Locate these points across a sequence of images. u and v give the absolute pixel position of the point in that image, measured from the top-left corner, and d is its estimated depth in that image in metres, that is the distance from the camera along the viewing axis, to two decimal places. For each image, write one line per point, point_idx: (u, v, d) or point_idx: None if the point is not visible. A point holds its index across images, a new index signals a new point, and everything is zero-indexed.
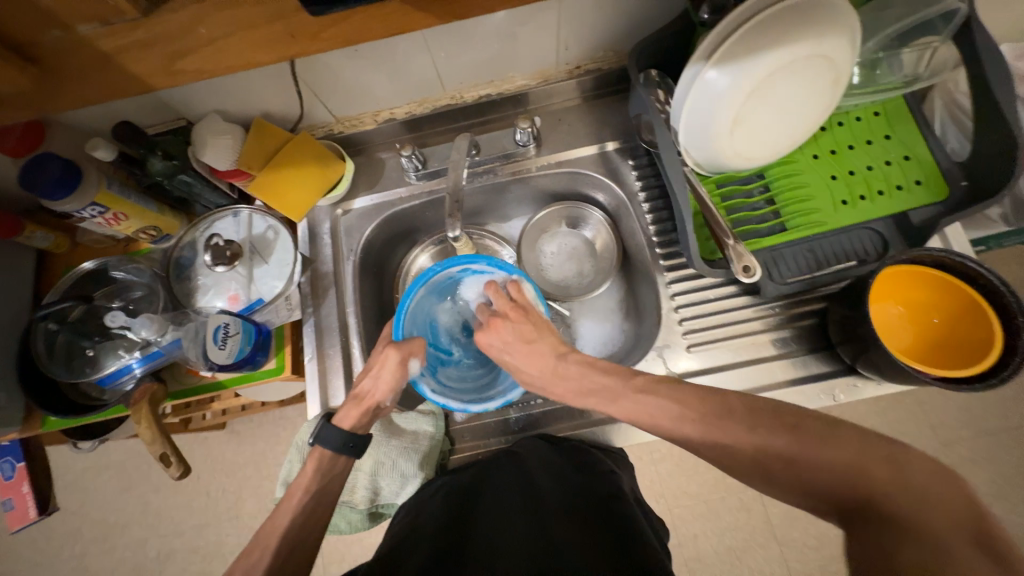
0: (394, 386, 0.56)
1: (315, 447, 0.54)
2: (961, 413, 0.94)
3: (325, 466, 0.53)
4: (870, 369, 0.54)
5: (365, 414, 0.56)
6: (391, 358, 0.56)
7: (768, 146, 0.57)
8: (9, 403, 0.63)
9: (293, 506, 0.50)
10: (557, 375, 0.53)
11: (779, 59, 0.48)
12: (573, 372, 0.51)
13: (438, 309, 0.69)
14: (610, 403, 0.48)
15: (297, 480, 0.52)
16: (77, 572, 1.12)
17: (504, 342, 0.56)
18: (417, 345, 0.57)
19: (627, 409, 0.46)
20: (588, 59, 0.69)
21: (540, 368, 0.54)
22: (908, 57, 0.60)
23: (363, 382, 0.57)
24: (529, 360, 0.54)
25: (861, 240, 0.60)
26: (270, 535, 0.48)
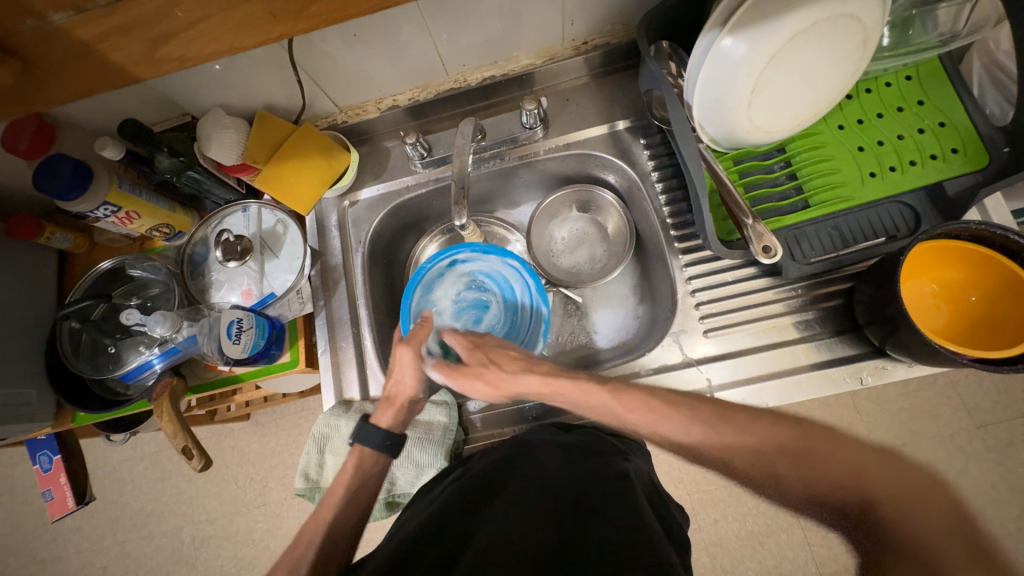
0: (418, 377, 0.56)
1: (354, 447, 0.55)
2: (997, 395, 0.90)
3: (364, 464, 0.55)
4: (901, 351, 0.52)
5: (401, 411, 0.57)
6: (407, 355, 0.56)
7: (790, 117, 0.54)
8: (40, 400, 0.66)
9: (332, 501, 0.52)
10: (528, 376, 0.54)
11: (801, 21, 0.45)
12: (543, 372, 0.53)
13: (446, 313, 0.70)
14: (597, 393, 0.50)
15: (338, 477, 0.54)
16: (119, 556, 1.18)
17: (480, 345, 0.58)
18: (425, 332, 0.57)
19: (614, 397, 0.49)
20: (596, 33, 0.66)
21: (508, 366, 0.55)
22: (945, 13, 0.55)
23: (388, 383, 0.57)
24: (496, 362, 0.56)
25: (892, 215, 0.56)
26: (314, 530, 0.50)
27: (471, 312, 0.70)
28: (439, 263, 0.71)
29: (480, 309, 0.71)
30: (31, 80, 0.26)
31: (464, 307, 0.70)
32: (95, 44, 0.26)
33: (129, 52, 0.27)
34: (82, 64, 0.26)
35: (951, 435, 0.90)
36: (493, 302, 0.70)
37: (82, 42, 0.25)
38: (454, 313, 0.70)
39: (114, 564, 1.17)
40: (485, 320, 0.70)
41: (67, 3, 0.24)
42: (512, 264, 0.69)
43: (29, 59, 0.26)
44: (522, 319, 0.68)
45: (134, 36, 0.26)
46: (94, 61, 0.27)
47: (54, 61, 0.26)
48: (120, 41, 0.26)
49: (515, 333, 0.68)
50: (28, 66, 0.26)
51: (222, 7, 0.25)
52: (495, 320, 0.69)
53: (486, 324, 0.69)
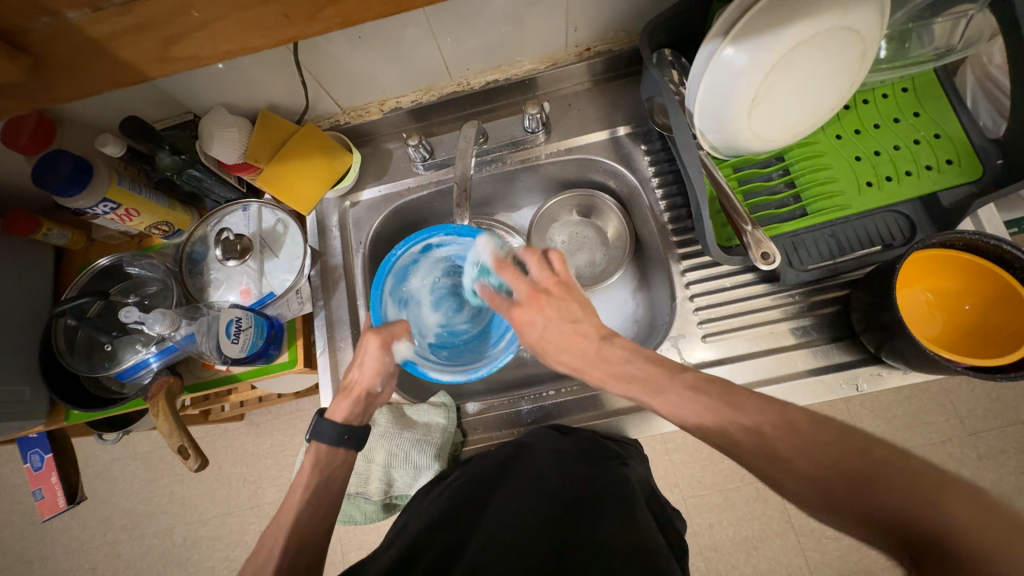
0: (379, 371, 0.55)
1: (312, 443, 0.54)
2: (989, 403, 0.91)
3: (323, 459, 0.54)
4: (895, 358, 0.52)
5: (357, 405, 0.56)
6: (372, 345, 0.55)
7: (789, 126, 0.55)
8: (34, 397, 0.65)
9: (294, 501, 0.51)
10: (600, 357, 0.50)
11: (801, 33, 0.46)
12: (616, 356, 0.48)
13: (421, 301, 0.68)
14: (652, 395, 0.44)
15: (297, 477, 0.52)
16: (109, 557, 1.16)
17: (552, 319, 0.53)
18: (398, 327, 0.57)
19: (671, 395, 0.43)
20: (598, 40, 0.67)
21: (581, 349, 0.51)
22: (941, 27, 0.56)
23: (349, 373, 0.56)
24: (568, 341, 0.52)
25: (888, 224, 0.57)
26: (278, 530, 0.49)
27: (449, 300, 0.69)
28: (411, 250, 0.65)
29: (458, 296, 0.70)
30: (42, 76, 0.26)
31: (441, 295, 0.69)
32: (106, 41, 0.26)
33: (141, 50, 0.27)
34: (91, 60, 0.26)
35: (944, 442, 0.91)
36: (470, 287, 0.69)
37: (92, 40, 0.25)
38: (431, 303, 0.68)
39: (103, 565, 1.16)
40: (466, 309, 0.69)
41: (82, 0, 0.24)
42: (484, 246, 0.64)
43: (39, 56, 0.25)
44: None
45: (146, 35, 0.26)
46: (106, 59, 0.26)
47: (63, 55, 0.26)
48: (132, 39, 0.26)
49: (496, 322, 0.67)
50: (39, 63, 0.26)
51: (235, 8, 0.25)
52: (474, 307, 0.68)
53: (466, 313, 0.69)
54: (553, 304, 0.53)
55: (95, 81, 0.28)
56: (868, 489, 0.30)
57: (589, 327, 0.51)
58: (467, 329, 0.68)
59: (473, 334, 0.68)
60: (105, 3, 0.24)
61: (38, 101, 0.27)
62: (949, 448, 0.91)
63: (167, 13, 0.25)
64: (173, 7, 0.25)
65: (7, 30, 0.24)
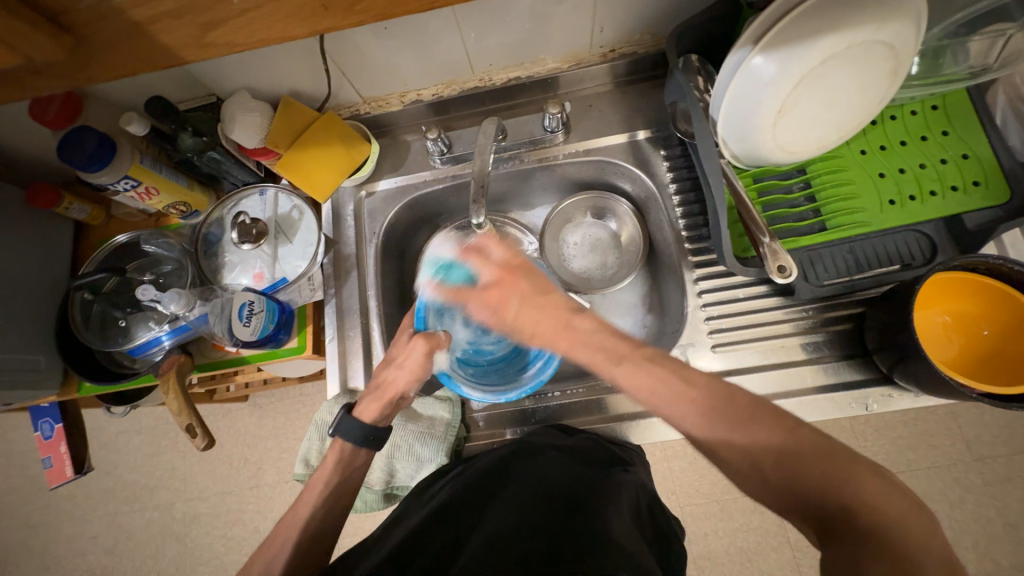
0: (417, 376, 0.55)
1: (336, 439, 0.54)
2: (997, 429, 0.90)
3: (346, 458, 0.54)
4: (907, 380, 0.52)
5: (388, 405, 0.55)
6: (418, 349, 0.56)
7: (814, 139, 0.54)
8: (48, 367, 0.66)
9: (311, 498, 0.51)
10: (570, 327, 0.51)
11: (834, 45, 0.45)
12: (586, 325, 0.50)
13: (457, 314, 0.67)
14: (612, 364, 0.46)
15: (317, 472, 0.53)
16: (109, 528, 1.18)
17: (523, 295, 0.55)
18: (444, 338, 0.58)
19: (631, 366, 0.45)
20: (623, 42, 0.66)
21: (551, 320, 0.53)
22: (977, 45, 0.54)
23: (385, 372, 0.56)
24: (540, 313, 0.54)
25: (909, 243, 0.56)
26: (291, 527, 0.50)
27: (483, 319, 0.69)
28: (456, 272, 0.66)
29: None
30: (82, 57, 0.26)
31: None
32: (147, 25, 0.25)
33: (180, 35, 0.26)
34: (132, 44, 0.26)
35: (948, 466, 0.90)
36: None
37: (133, 23, 0.25)
38: (463, 317, 0.68)
39: (104, 535, 1.18)
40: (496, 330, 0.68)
41: None
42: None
43: (81, 37, 0.26)
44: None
45: (186, 20, 0.26)
46: (146, 42, 0.26)
47: (106, 38, 0.26)
48: (173, 24, 0.26)
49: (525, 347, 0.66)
50: (79, 44, 0.26)
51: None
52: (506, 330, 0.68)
53: (496, 335, 0.68)
54: (525, 283, 0.56)
55: (134, 64, 0.27)
56: (801, 470, 0.33)
57: (560, 299, 0.54)
58: (496, 350, 0.67)
59: (499, 355, 0.67)
60: None
61: (77, 80, 0.27)
62: (953, 472, 0.89)
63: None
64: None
65: (51, 9, 0.24)
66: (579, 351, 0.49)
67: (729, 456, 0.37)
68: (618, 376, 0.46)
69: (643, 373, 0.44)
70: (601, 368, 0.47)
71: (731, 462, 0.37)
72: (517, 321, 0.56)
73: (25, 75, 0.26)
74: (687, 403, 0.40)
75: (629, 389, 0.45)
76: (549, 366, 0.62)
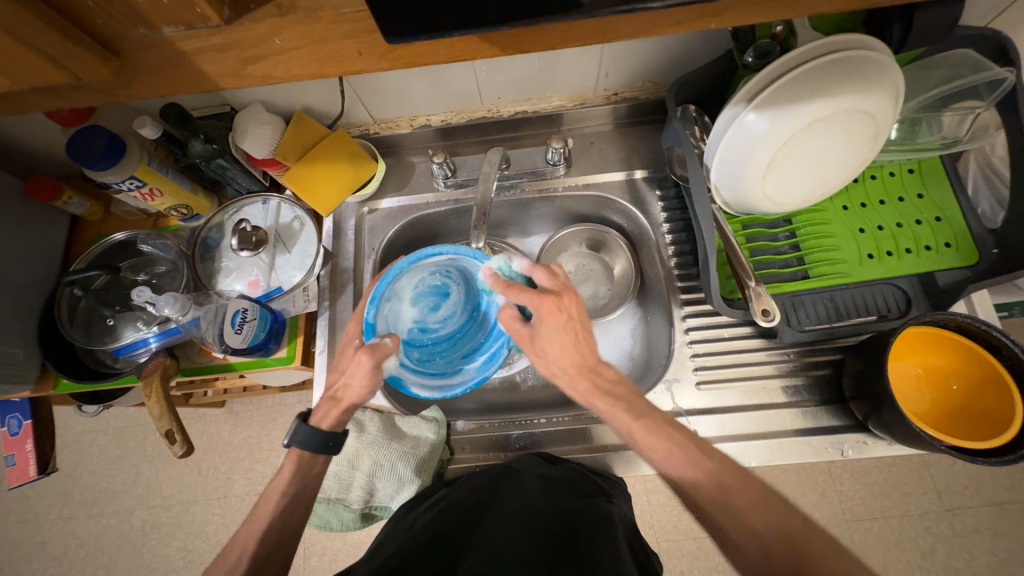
0: (369, 387, 0.53)
1: (292, 448, 0.53)
2: (968, 480, 0.92)
3: (303, 466, 0.53)
4: (881, 428, 0.53)
5: (343, 414, 0.54)
6: (365, 364, 0.52)
7: (799, 193, 0.57)
8: (26, 361, 0.65)
9: (268, 508, 0.51)
10: (592, 373, 0.49)
11: (821, 110, 0.49)
12: (613, 376, 0.49)
13: (401, 298, 0.61)
14: (632, 417, 0.47)
15: (274, 481, 0.52)
16: (63, 533, 1.13)
17: (577, 322, 0.49)
18: (392, 345, 0.53)
19: (651, 425, 0.47)
20: (626, 87, 0.70)
21: (580, 357, 0.49)
22: (949, 120, 0.59)
23: (336, 384, 0.54)
24: (572, 348, 0.49)
25: (885, 296, 0.59)
26: (248, 536, 0.49)
27: (431, 298, 0.63)
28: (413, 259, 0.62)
29: (439, 297, 0.63)
30: (126, 78, 0.28)
31: (425, 293, 0.62)
32: (192, 55, 0.27)
33: (221, 66, 0.28)
34: (175, 72, 0.28)
35: (921, 516, 0.91)
36: (453, 292, 0.63)
37: (180, 53, 0.27)
38: (411, 298, 0.62)
39: (56, 540, 1.12)
40: (444, 308, 0.62)
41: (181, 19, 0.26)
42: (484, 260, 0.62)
43: (129, 61, 0.27)
44: (481, 319, 0.62)
45: (229, 54, 0.27)
46: (188, 70, 0.28)
47: (153, 64, 0.27)
48: (216, 56, 0.27)
49: (472, 329, 0.62)
50: (125, 66, 0.27)
51: (314, 41, 0.27)
52: (455, 309, 0.62)
53: (444, 313, 0.62)
54: (577, 319, 0.49)
55: (172, 89, 0.29)
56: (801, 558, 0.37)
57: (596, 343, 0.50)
58: (441, 330, 0.62)
59: (446, 335, 0.62)
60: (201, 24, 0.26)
61: (116, 98, 0.28)
62: (926, 522, 0.91)
63: (254, 37, 0.27)
64: (260, 35, 0.26)
65: (103, 35, 0.26)
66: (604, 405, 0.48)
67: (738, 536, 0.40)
68: (636, 431, 0.47)
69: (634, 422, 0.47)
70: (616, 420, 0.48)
71: (736, 541, 0.40)
72: (545, 345, 0.49)
73: (67, 90, 0.27)
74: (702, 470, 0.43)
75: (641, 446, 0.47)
76: (494, 361, 0.58)
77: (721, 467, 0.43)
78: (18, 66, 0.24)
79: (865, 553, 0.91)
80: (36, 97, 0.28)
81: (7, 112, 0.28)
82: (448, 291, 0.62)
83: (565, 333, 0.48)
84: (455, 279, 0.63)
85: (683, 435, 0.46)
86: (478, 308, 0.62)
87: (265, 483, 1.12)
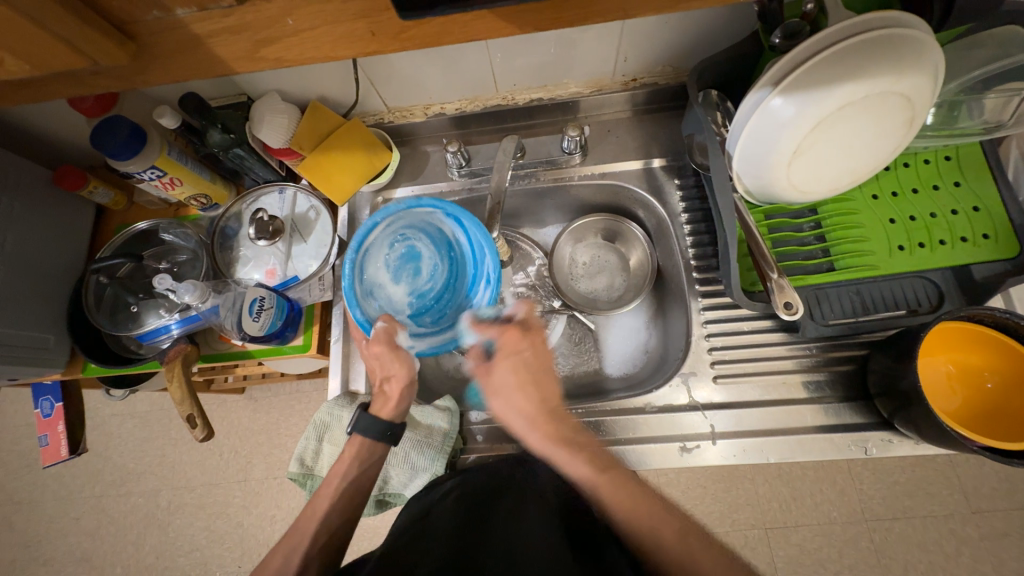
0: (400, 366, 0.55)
1: (354, 435, 0.56)
2: (997, 483, 0.89)
3: (364, 453, 0.56)
4: (908, 426, 0.52)
5: (400, 401, 0.57)
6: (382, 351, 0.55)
7: (825, 181, 0.55)
8: (56, 345, 0.67)
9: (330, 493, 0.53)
10: (546, 421, 0.55)
11: (851, 93, 0.46)
12: (565, 429, 0.55)
13: (378, 282, 0.59)
14: (597, 471, 0.51)
15: (336, 466, 0.55)
16: (94, 511, 1.18)
17: (530, 360, 0.59)
18: (387, 325, 0.55)
19: (618, 478, 0.50)
20: (645, 72, 0.68)
21: (539, 402, 0.57)
22: (992, 102, 0.56)
23: (377, 377, 0.57)
24: (528, 395, 0.57)
25: (916, 289, 0.56)
26: (310, 520, 0.52)
27: (408, 265, 0.60)
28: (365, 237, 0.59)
29: (414, 258, 0.60)
30: (141, 61, 0.27)
31: (399, 264, 0.59)
32: (207, 38, 0.27)
33: (235, 49, 0.27)
34: (190, 57, 0.28)
35: (945, 517, 0.88)
36: (421, 245, 0.60)
37: (194, 35, 0.26)
38: (391, 278, 0.59)
39: (87, 518, 1.18)
40: (423, 262, 0.60)
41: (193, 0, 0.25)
42: (428, 207, 0.60)
43: (145, 45, 0.27)
44: (461, 252, 0.60)
45: (243, 36, 0.27)
46: (203, 54, 0.27)
47: (168, 49, 0.27)
48: (229, 39, 0.27)
49: (458, 265, 0.60)
50: (141, 51, 0.27)
51: (329, 22, 0.27)
52: (433, 260, 0.60)
53: (428, 270, 0.59)
54: (528, 355, 0.59)
55: (188, 74, 0.29)
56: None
57: (551, 382, 0.58)
58: (435, 285, 0.59)
59: (440, 288, 0.59)
60: (214, 5, 0.26)
61: (132, 84, 0.29)
62: (950, 523, 0.88)
63: (268, 18, 0.26)
64: (274, 15, 0.26)
65: (118, 18, 0.25)
66: (565, 453, 0.52)
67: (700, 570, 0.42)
68: (601, 485, 0.50)
69: (587, 462, 0.51)
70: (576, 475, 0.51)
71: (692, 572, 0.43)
72: (501, 390, 0.57)
73: (84, 76, 0.27)
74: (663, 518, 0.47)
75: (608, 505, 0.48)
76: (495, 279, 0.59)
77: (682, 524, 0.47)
78: (37, 51, 0.24)
79: (885, 553, 0.88)
80: (57, 84, 0.28)
81: (28, 98, 0.29)
82: (417, 251, 0.60)
83: (516, 383, 0.57)
84: (415, 235, 0.60)
85: (643, 489, 0.50)
86: (452, 246, 0.60)
87: (283, 468, 1.15)
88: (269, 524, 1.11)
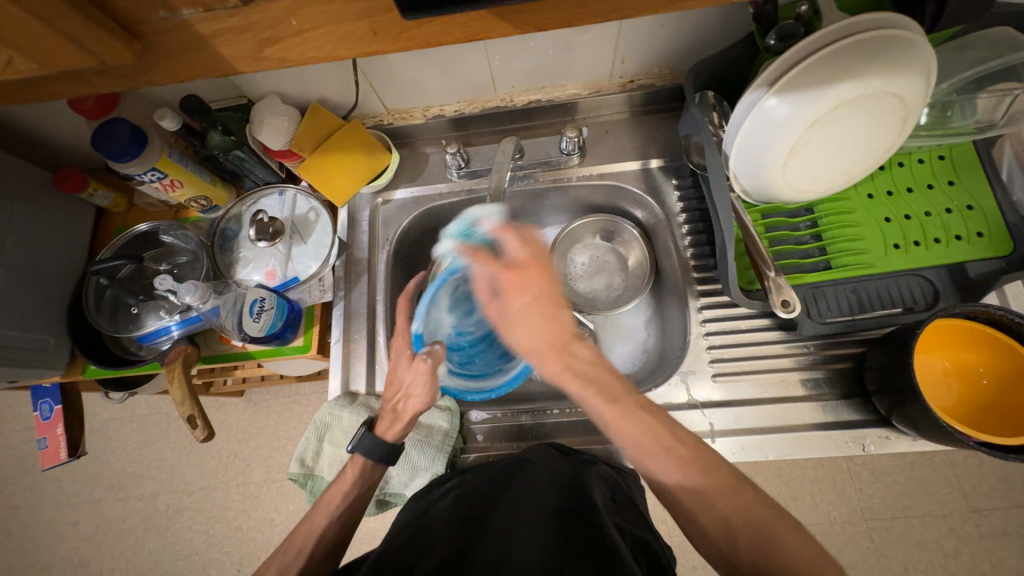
0: (427, 391, 0.56)
1: (353, 455, 0.56)
2: (996, 481, 0.89)
3: (364, 474, 0.55)
4: (905, 423, 0.52)
5: (405, 426, 0.57)
6: (422, 369, 0.56)
7: (822, 180, 0.55)
8: (56, 347, 0.67)
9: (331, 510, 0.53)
10: (564, 351, 0.54)
11: (846, 92, 0.47)
12: (583, 353, 0.53)
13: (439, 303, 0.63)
14: (607, 402, 0.48)
15: (335, 489, 0.54)
16: (92, 515, 1.17)
17: (539, 297, 0.57)
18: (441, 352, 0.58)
19: (626, 408, 0.48)
20: (642, 74, 0.69)
21: (551, 336, 0.55)
22: (984, 103, 0.56)
23: (396, 398, 0.57)
24: (541, 330, 0.56)
25: (912, 287, 0.57)
26: (305, 539, 0.51)
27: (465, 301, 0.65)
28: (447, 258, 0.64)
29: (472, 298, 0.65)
30: (147, 62, 0.28)
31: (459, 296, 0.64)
32: (211, 38, 0.27)
33: (240, 49, 0.28)
34: (195, 57, 0.28)
35: (945, 516, 0.89)
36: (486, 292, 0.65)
37: (198, 35, 0.27)
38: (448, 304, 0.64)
39: (85, 522, 1.17)
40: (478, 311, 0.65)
41: (199, 2, 0.26)
42: None
43: (150, 45, 0.27)
44: None
45: (247, 36, 0.27)
46: (206, 54, 0.28)
47: (174, 48, 0.27)
48: (233, 39, 0.27)
49: None
50: (147, 51, 0.27)
51: (330, 23, 0.27)
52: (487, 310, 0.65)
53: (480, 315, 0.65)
54: (547, 287, 0.58)
55: (192, 74, 0.29)
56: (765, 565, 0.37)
57: (567, 321, 0.56)
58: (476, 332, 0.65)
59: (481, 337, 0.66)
60: (219, 6, 0.26)
61: (137, 84, 0.29)
62: (950, 522, 0.88)
63: (271, 19, 0.27)
64: (277, 16, 0.26)
65: (125, 19, 0.26)
66: (575, 380, 0.51)
67: (705, 522, 0.41)
68: (607, 415, 0.48)
69: (598, 396, 0.49)
70: (589, 403, 0.50)
71: (703, 527, 0.41)
72: (514, 319, 0.58)
73: (88, 75, 0.28)
74: (677, 460, 0.44)
75: (616, 434, 0.48)
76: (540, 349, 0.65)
77: (694, 454, 0.44)
78: (47, 51, 0.25)
79: (885, 551, 0.89)
80: (61, 84, 0.28)
81: (33, 97, 0.29)
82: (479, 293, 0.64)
83: (528, 305, 0.58)
84: None
85: (660, 419, 0.47)
86: None
87: (282, 471, 1.14)
88: (268, 528, 1.11)
